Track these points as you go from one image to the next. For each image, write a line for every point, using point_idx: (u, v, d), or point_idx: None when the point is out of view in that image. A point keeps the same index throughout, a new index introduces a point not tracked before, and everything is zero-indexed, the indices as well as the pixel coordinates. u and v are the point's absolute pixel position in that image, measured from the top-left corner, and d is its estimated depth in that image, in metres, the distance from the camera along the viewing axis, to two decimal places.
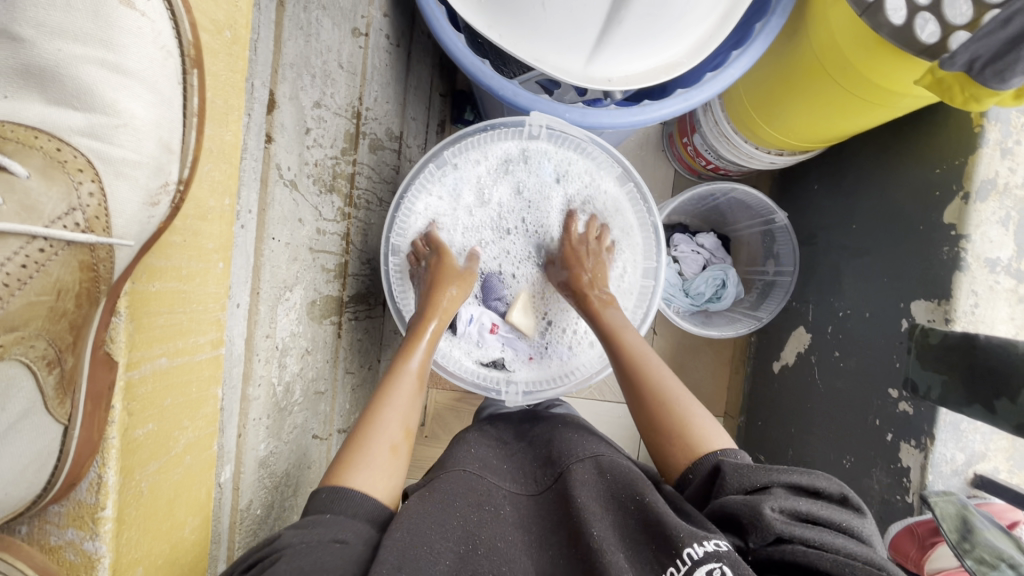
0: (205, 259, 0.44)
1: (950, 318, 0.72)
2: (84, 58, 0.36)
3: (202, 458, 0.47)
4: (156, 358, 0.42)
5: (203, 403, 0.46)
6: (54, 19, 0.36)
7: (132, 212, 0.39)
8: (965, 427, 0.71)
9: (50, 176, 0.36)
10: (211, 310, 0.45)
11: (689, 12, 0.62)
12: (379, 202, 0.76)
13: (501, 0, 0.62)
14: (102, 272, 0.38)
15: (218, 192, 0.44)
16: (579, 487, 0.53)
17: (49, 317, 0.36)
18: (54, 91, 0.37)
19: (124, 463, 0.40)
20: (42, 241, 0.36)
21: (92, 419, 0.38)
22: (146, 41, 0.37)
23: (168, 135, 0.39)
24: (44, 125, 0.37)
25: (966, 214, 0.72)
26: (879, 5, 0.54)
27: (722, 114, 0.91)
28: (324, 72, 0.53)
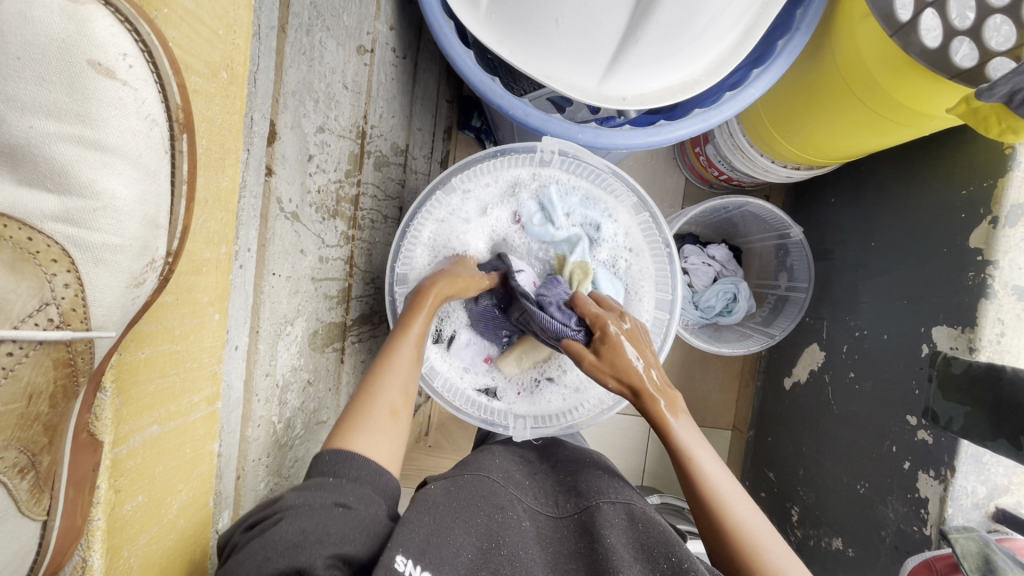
0: (200, 314, 0.42)
1: (975, 347, 0.69)
2: (58, 135, 0.35)
3: (197, 517, 0.45)
4: (146, 428, 0.40)
5: (197, 462, 0.44)
6: (26, 93, 0.34)
7: (113, 298, 0.36)
8: (988, 460, 0.69)
9: (20, 270, 0.34)
10: (206, 366, 0.43)
11: (709, 30, 0.59)
12: (384, 220, 0.74)
13: (512, 16, 0.59)
14: (80, 365, 0.36)
15: (214, 243, 0.42)
16: (608, 529, 0.51)
17: (20, 424, 0.34)
18: (27, 171, 0.35)
19: (111, 542, 0.38)
20: (11, 343, 0.33)
21: (73, 506, 0.36)
22: (129, 111, 0.35)
23: (155, 210, 0.37)
24: (14, 210, 0.35)
25: (993, 238, 0.69)
26: (913, 27, 0.51)
27: (738, 126, 0.87)
28: (327, 95, 0.50)
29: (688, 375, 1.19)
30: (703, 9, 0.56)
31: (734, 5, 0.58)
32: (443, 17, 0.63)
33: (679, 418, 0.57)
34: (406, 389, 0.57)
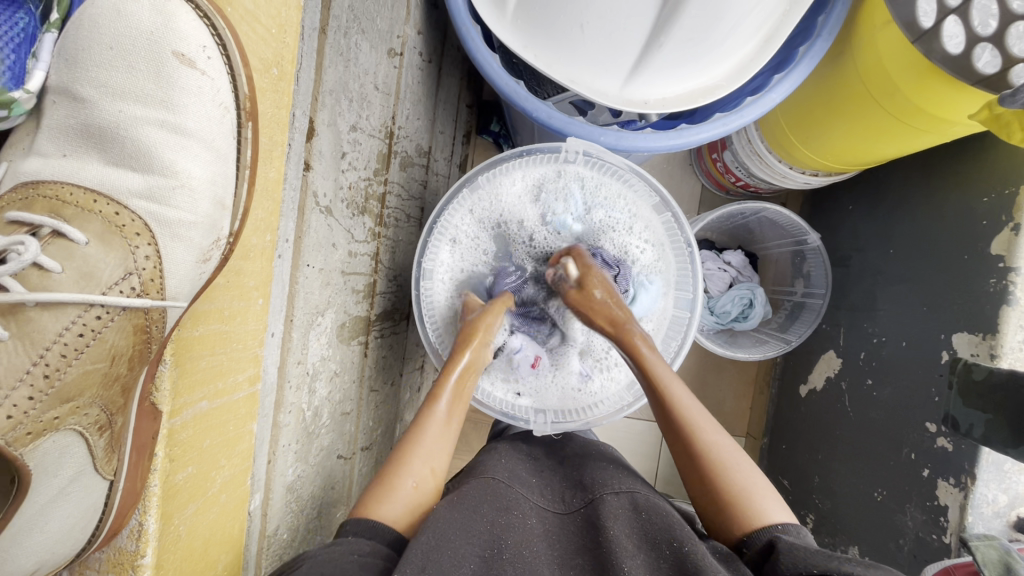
0: (246, 298, 0.43)
1: (996, 354, 0.69)
2: (144, 119, 0.38)
3: (237, 494, 0.46)
4: (196, 402, 0.41)
5: (239, 440, 0.45)
6: (116, 79, 0.37)
7: (184, 271, 0.39)
8: (1009, 468, 0.68)
9: (109, 242, 0.37)
10: (251, 348, 0.44)
11: (731, 36, 0.60)
12: (407, 219, 0.76)
13: (538, 22, 0.61)
14: (154, 332, 0.39)
15: (261, 230, 0.43)
16: (612, 519, 0.52)
17: (103, 383, 0.37)
18: (114, 152, 0.38)
19: (164, 508, 0.40)
20: (99, 309, 0.36)
21: (137, 467, 0.38)
22: (206, 99, 0.38)
23: (223, 192, 0.40)
24: (102, 185, 0.38)
25: (1015, 245, 0.69)
26: (935, 33, 0.52)
27: (756, 133, 0.88)
28: (360, 95, 0.53)
29: (702, 380, 1.19)
30: (727, 15, 0.57)
31: (757, 11, 0.59)
32: (471, 22, 0.65)
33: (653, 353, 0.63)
34: (434, 462, 0.56)
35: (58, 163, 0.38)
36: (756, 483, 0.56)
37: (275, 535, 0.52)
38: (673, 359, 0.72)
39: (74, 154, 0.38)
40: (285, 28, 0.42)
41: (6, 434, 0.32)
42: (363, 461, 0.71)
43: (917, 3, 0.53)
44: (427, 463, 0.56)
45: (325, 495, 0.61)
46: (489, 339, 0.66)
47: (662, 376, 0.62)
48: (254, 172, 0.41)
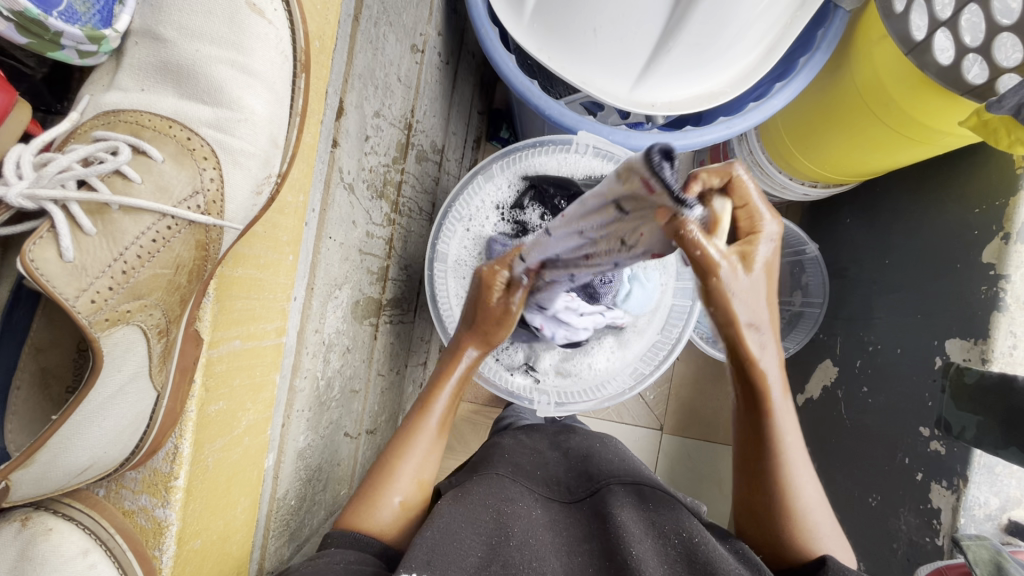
0: (280, 251, 0.45)
1: (987, 359, 0.71)
2: (216, 58, 0.41)
3: (258, 440, 0.48)
4: (232, 340, 0.43)
5: (264, 387, 0.47)
6: (194, 23, 0.41)
7: (242, 199, 0.42)
8: (1000, 471, 0.69)
9: (181, 162, 0.40)
10: (280, 300, 0.46)
11: (737, 43, 0.64)
12: (419, 212, 0.79)
13: (553, 24, 0.65)
14: (212, 252, 0.41)
15: (295, 189, 0.46)
16: (620, 508, 0.53)
17: (167, 289, 0.39)
18: (188, 87, 0.41)
19: (199, 436, 0.41)
20: (170, 219, 0.39)
21: (179, 389, 0.40)
22: (271, 45, 0.41)
23: (278, 131, 0.43)
24: (177, 115, 0.41)
25: (1005, 254, 0.71)
26: (927, 45, 0.56)
27: (757, 144, 0.92)
28: (384, 84, 0.56)
29: None
30: (732, 24, 0.61)
31: (761, 21, 0.63)
32: (489, 24, 0.69)
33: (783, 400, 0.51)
34: (421, 475, 0.55)
35: (137, 96, 0.41)
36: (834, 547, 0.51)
37: (283, 499, 0.53)
38: (675, 346, 0.73)
39: (152, 89, 0.41)
40: (329, 7, 0.45)
41: (87, 316, 0.36)
42: (366, 443, 0.72)
43: (910, 18, 0.57)
44: (413, 478, 0.55)
45: (331, 472, 0.62)
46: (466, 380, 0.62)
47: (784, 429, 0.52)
48: (298, 145, 0.44)
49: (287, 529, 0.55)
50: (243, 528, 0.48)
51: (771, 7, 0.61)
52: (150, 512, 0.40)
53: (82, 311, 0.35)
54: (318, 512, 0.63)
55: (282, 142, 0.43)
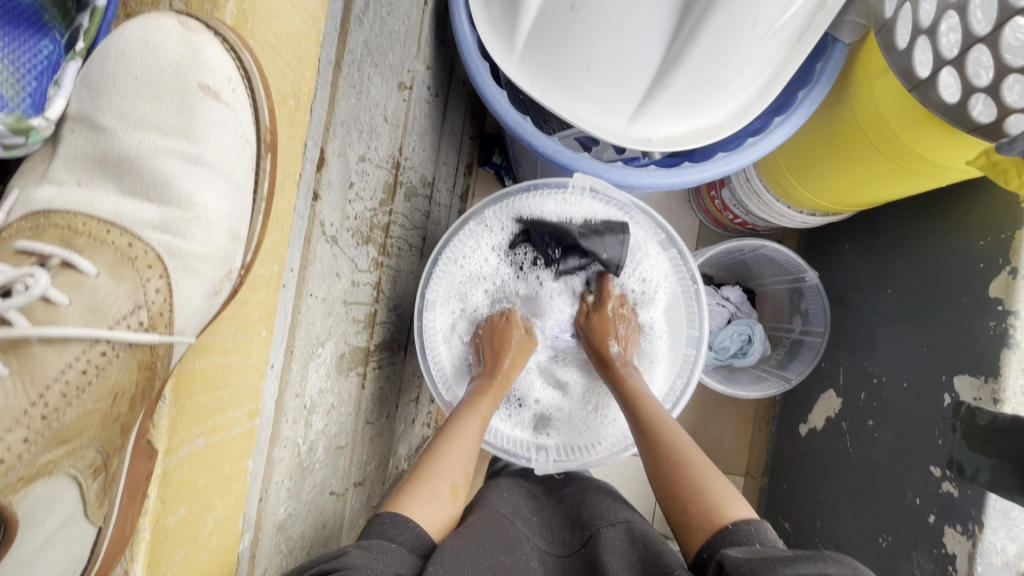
0: (250, 329, 0.42)
1: (999, 398, 0.69)
2: (165, 150, 0.38)
3: (227, 536, 0.43)
4: (194, 439, 0.38)
5: (234, 478, 0.42)
6: (138, 111, 0.38)
7: (195, 306, 0.38)
8: (1016, 515, 0.67)
9: (119, 274, 0.37)
10: (251, 381, 0.42)
11: (734, 78, 0.62)
12: (409, 249, 0.75)
13: (545, 61, 0.63)
14: (159, 369, 0.37)
15: (268, 260, 0.42)
16: (609, 553, 0.51)
17: (103, 423, 0.36)
18: (129, 183, 0.38)
19: (154, 555, 0.36)
20: (105, 343, 0.35)
21: (127, 511, 0.36)
22: (228, 130, 0.38)
23: (238, 224, 0.40)
24: (117, 218, 0.38)
25: (1013, 289, 0.69)
26: (931, 83, 0.54)
27: (754, 173, 0.90)
28: (369, 127, 0.53)
29: (701, 418, 1.17)
30: (731, 61, 0.59)
31: (759, 58, 0.61)
32: (479, 59, 0.66)
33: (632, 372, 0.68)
34: (456, 478, 0.57)
35: (72, 190, 0.38)
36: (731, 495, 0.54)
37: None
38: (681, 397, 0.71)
39: (90, 182, 0.38)
40: (303, 61, 0.42)
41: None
42: (355, 497, 0.68)
43: (914, 54, 0.55)
44: (450, 480, 0.56)
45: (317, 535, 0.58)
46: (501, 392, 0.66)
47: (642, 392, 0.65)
48: (271, 207, 0.41)
49: None
50: None
51: (770, 43, 0.60)
52: None
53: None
54: None
55: (244, 234, 0.40)
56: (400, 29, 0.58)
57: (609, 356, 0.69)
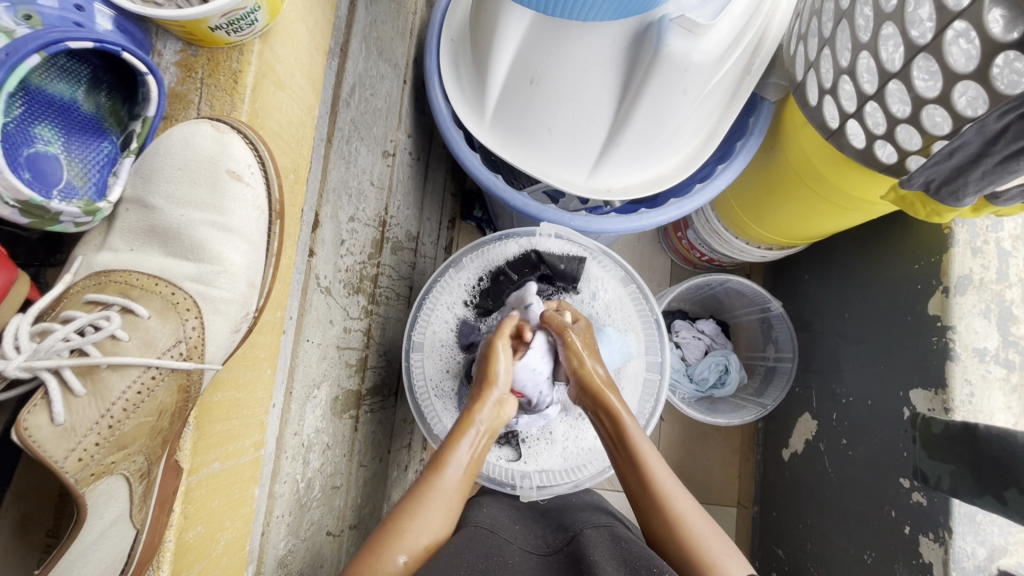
0: (257, 367, 0.47)
1: (949, 408, 0.74)
2: (199, 220, 0.46)
3: (237, 559, 0.45)
4: (211, 463, 0.42)
5: (242, 503, 0.45)
6: (179, 192, 0.46)
7: (221, 340, 0.45)
8: (981, 519, 0.71)
9: (166, 316, 0.44)
10: (259, 415, 0.46)
11: (677, 134, 0.71)
12: (396, 297, 0.81)
13: (512, 127, 0.71)
14: (193, 392, 0.43)
15: (273, 307, 0.48)
16: (592, 547, 0.54)
17: (150, 435, 0.42)
18: (173, 246, 0.46)
19: (177, 565, 0.40)
20: (154, 370, 0.42)
21: (158, 521, 0.40)
22: (248, 203, 0.46)
23: (254, 273, 0.46)
24: (162, 273, 0.45)
25: (948, 306, 0.76)
26: (842, 132, 0.63)
27: (712, 214, 0.98)
28: (358, 191, 0.60)
29: (689, 449, 1.20)
30: (671, 120, 0.68)
31: (696, 117, 0.70)
32: (454, 127, 0.75)
33: (629, 418, 0.62)
34: (433, 536, 0.54)
35: (126, 256, 0.45)
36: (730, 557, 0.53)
37: None
38: (650, 420, 0.73)
39: (140, 248, 0.46)
40: (302, 142, 0.50)
41: (74, 474, 0.38)
42: (351, 540, 0.70)
43: (825, 109, 0.64)
44: (426, 539, 0.53)
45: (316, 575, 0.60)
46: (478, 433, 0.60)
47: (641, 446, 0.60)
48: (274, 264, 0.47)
49: None
50: None
51: (704, 104, 0.69)
52: None
53: (70, 470, 0.38)
54: None
55: (258, 283, 0.46)
56: (382, 106, 0.66)
57: (604, 394, 0.63)
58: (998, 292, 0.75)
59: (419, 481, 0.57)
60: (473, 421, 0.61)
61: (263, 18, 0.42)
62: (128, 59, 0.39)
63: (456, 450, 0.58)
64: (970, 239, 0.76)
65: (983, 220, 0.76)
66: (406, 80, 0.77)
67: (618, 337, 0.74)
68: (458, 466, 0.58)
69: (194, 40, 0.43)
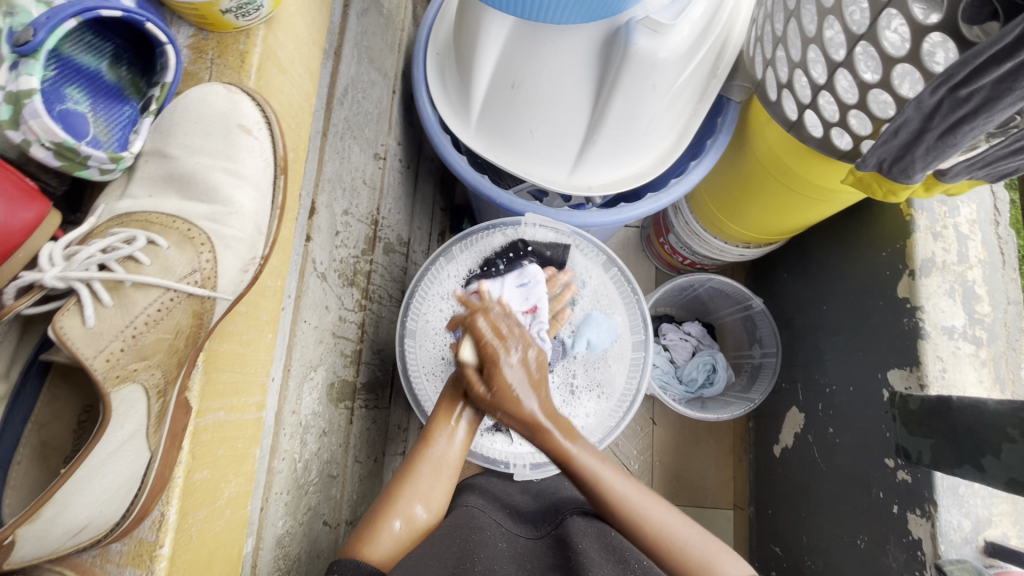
0: (260, 329, 0.50)
1: (924, 383, 0.77)
2: (210, 166, 0.49)
3: (239, 515, 0.47)
4: (216, 411, 0.45)
5: (244, 460, 0.48)
6: (195, 142, 0.49)
7: (231, 277, 0.47)
8: (964, 491, 0.73)
9: (183, 248, 0.46)
10: (260, 374, 0.50)
11: (650, 132, 0.75)
12: (389, 298, 0.84)
13: (496, 130, 0.76)
14: (206, 320, 0.46)
15: (275, 274, 0.52)
16: (579, 536, 0.54)
17: (168, 352, 0.44)
18: (190, 192, 0.48)
19: (184, 503, 0.41)
20: (172, 292, 0.44)
21: (169, 454, 0.41)
22: (258, 152, 0.49)
23: (262, 220, 0.49)
24: (180, 213, 0.48)
25: (915, 288, 0.80)
26: (801, 124, 0.68)
27: (690, 215, 1.02)
28: (351, 186, 0.64)
29: (683, 451, 1.21)
30: (643, 118, 0.72)
31: (668, 115, 0.75)
32: (441, 132, 0.79)
33: (577, 444, 0.55)
34: (428, 506, 0.57)
35: (144, 202, 0.48)
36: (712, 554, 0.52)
37: None
38: (635, 399, 0.76)
39: (159, 194, 0.48)
40: (301, 126, 0.55)
41: (102, 372, 0.40)
42: (347, 535, 0.70)
43: (784, 104, 0.70)
44: (422, 505, 0.56)
45: (312, 563, 0.61)
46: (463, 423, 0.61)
47: (590, 472, 0.55)
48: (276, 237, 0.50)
49: None
50: None
51: (674, 102, 0.74)
52: None
53: (99, 368, 0.40)
54: None
55: (266, 229, 0.49)
56: (373, 110, 0.70)
57: (546, 427, 0.55)
58: (960, 273, 0.79)
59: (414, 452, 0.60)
60: (458, 399, 0.62)
61: (268, 6, 0.47)
62: (151, 29, 0.44)
63: (444, 429, 0.60)
64: (930, 224, 0.80)
65: (940, 206, 0.81)
66: (395, 91, 0.81)
67: (604, 318, 0.78)
68: (448, 441, 0.60)
69: (206, 26, 0.49)
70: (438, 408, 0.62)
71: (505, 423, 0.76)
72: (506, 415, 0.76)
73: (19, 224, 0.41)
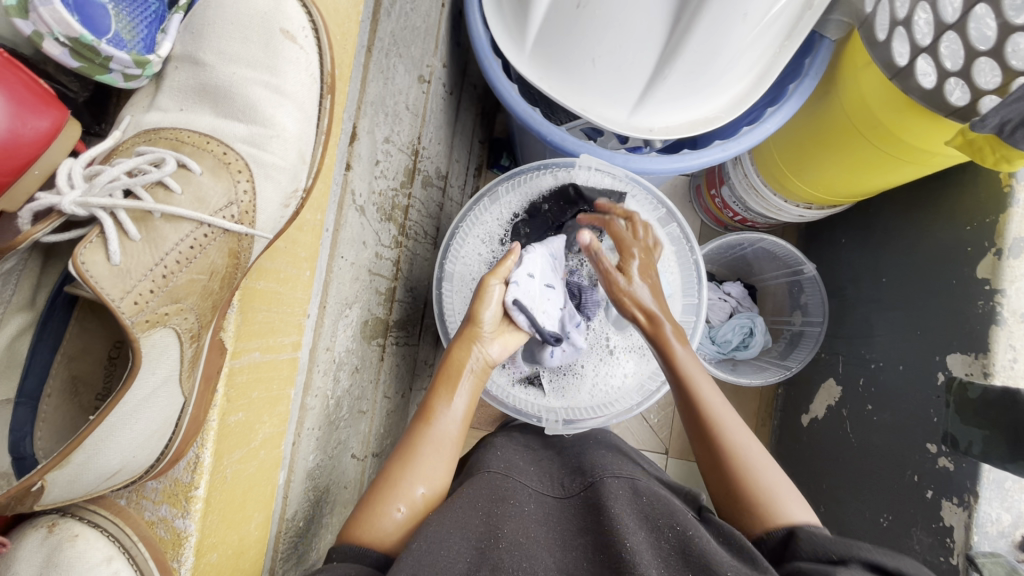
0: (297, 266, 0.48)
1: (989, 372, 0.71)
2: (252, 79, 0.46)
3: (272, 454, 0.48)
4: (252, 351, 0.44)
5: (279, 401, 0.48)
6: (232, 48, 0.46)
7: (271, 211, 0.46)
8: (1010, 486, 0.69)
9: (218, 174, 0.44)
10: (297, 314, 0.48)
11: (729, 72, 0.67)
12: (425, 235, 0.80)
13: (555, 56, 0.68)
14: (242, 259, 0.44)
15: (314, 207, 0.49)
16: (612, 499, 0.53)
17: (202, 295, 0.42)
18: (224, 107, 0.46)
19: (219, 446, 0.42)
20: (206, 228, 0.43)
21: (203, 398, 0.42)
22: (300, 68, 0.46)
23: (305, 146, 0.47)
24: (214, 132, 0.45)
25: (999, 269, 0.72)
26: (909, 70, 0.59)
27: (752, 168, 0.93)
28: (394, 111, 0.58)
29: None
30: (724, 51, 0.64)
31: (751, 50, 0.66)
32: (492, 55, 0.71)
33: (684, 348, 0.60)
34: (432, 488, 0.54)
35: (175, 115, 0.45)
36: (784, 491, 0.53)
37: (293, 520, 0.52)
38: None
39: (189, 109, 0.46)
40: (346, 37, 0.49)
41: (130, 316, 0.38)
42: (373, 467, 0.71)
43: (892, 45, 0.60)
44: (421, 487, 0.53)
45: (340, 493, 0.62)
46: (468, 386, 0.59)
47: (693, 374, 0.59)
48: (320, 165, 0.48)
49: (295, 550, 0.54)
50: (256, 544, 0.47)
51: (762, 35, 0.65)
52: (170, 523, 0.40)
53: (126, 312, 0.38)
54: (325, 535, 0.61)
55: (307, 157, 0.47)
56: (421, 25, 0.64)
57: (658, 320, 0.61)
58: None
59: (414, 429, 0.56)
60: (459, 371, 0.59)
61: None
62: None
63: (446, 404, 0.57)
64: None
65: None
66: (444, 4, 0.73)
67: (653, 277, 0.75)
68: (450, 417, 0.57)
69: None
70: (437, 384, 0.59)
71: (538, 377, 0.78)
72: (539, 370, 0.78)
73: (33, 135, 0.38)
